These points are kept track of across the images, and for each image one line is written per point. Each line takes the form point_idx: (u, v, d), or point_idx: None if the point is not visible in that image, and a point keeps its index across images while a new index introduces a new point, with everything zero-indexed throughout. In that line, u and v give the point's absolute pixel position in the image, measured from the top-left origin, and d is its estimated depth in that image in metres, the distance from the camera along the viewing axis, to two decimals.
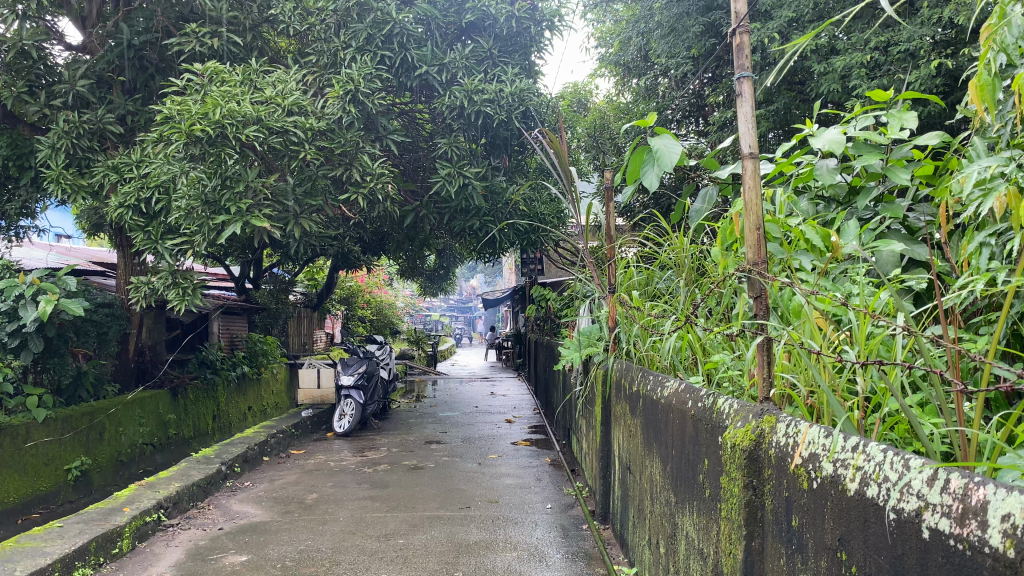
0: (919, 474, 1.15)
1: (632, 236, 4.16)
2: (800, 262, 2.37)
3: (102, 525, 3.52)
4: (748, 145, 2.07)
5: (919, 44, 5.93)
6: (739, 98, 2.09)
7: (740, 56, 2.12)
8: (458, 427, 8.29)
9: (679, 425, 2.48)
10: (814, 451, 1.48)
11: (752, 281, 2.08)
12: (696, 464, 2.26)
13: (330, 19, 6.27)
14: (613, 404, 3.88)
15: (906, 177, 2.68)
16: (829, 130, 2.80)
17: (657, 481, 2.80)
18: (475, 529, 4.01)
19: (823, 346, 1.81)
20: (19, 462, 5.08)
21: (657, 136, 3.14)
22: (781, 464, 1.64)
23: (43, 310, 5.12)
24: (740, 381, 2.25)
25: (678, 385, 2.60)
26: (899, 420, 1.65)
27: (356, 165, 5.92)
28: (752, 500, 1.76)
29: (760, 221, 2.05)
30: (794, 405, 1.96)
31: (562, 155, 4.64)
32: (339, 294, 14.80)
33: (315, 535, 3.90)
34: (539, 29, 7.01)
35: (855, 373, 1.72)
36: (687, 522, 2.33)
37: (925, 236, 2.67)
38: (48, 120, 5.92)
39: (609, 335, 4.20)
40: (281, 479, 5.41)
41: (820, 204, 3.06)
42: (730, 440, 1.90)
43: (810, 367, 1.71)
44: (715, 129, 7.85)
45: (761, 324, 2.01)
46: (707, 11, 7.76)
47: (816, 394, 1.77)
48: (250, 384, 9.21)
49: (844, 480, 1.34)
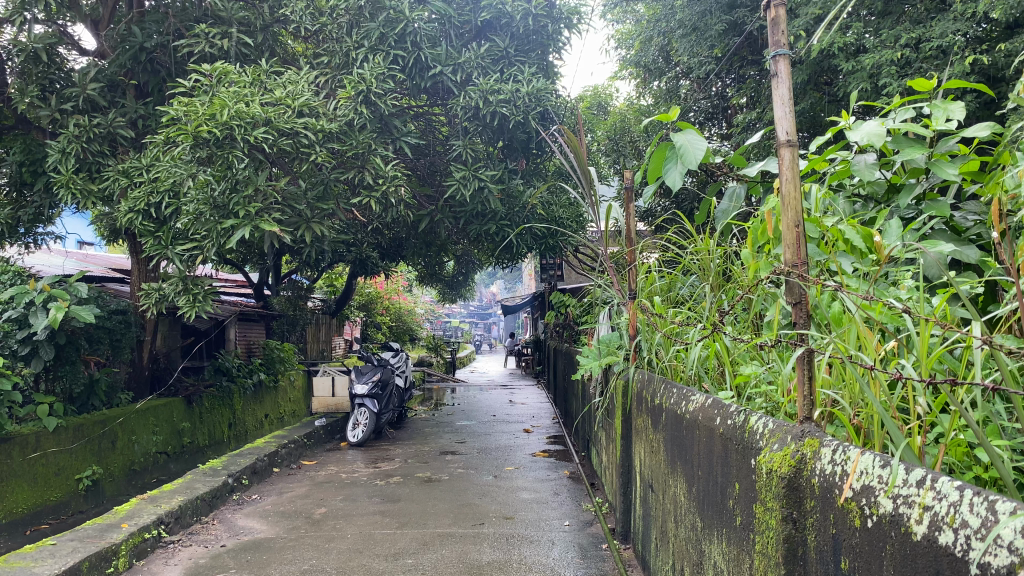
0: (1011, 524, 0.92)
1: (654, 238, 3.95)
2: (840, 265, 2.16)
3: (97, 543, 3.39)
4: (784, 132, 1.85)
5: (952, 40, 5.67)
6: (774, 80, 1.86)
7: (775, 33, 1.88)
8: (476, 437, 8.12)
9: (706, 445, 2.25)
10: (868, 483, 1.26)
11: (789, 285, 1.85)
12: (726, 488, 2.04)
13: (342, 18, 6.14)
14: (635, 417, 3.64)
15: (954, 173, 2.45)
16: (867, 123, 2.57)
17: (681, 502, 2.59)
18: (488, 548, 3.82)
19: (871, 357, 1.59)
20: (29, 473, 5.00)
21: (679, 132, 2.94)
22: (826, 496, 1.42)
23: (54, 317, 4.96)
24: (775, 396, 2.02)
25: (704, 400, 2.39)
26: (958, 442, 1.44)
27: (369, 168, 5.75)
28: (791, 536, 1.54)
29: (799, 217, 1.82)
30: (837, 424, 1.72)
31: (580, 154, 4.44)
32: (358, 300, 14.66)
33: (320, 553, 3.73)
34: (557, 28, 6.81)
35: (910, 391, 1.50)
36: (715, 551, 2.12)
37: (975, 235, 2.45)
38: (59, 124, 5.87)
39: (630, 344, 3.95)
40: (290, 492, 5.27)
41: (857, 203, 2.83)
42: (765, 465, 1.68)
43: (859, 381, 1.48)
44: (739, 131, 7.63)
45: (800, 334, 1.78)
46: (730, 9, 7.52)
47: (864, 413, 1.54)
48: (266, 391, 9.11)
49: (908, 522, 1.12)
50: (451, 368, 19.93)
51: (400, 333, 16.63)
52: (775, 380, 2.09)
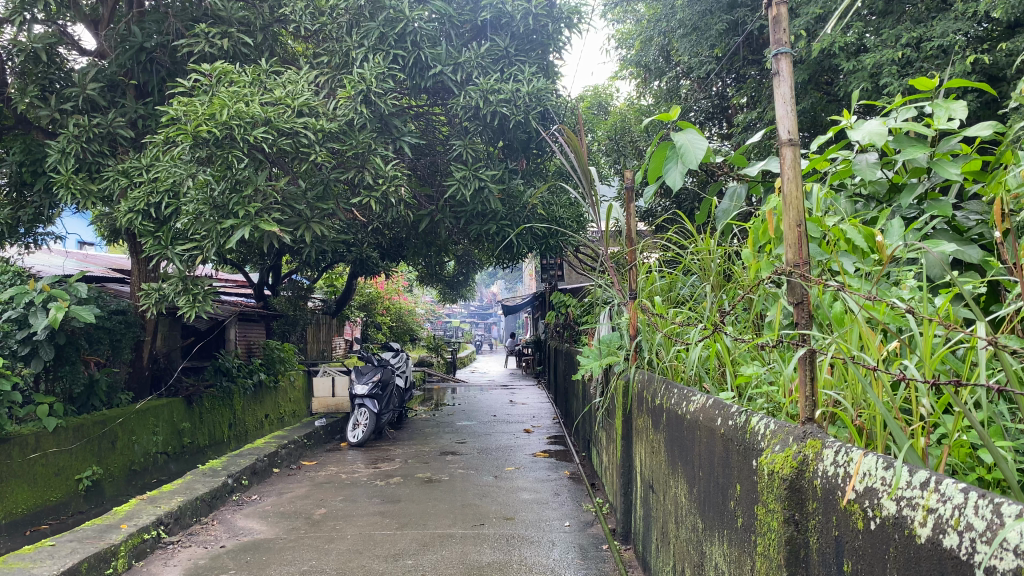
0: (1017, 527, 0.91)
1: (654, 238, 3.93)
2: (841, 265, 2.15)
3: (96, 544, 3.38)
4: (787, 130, 1.83)
5: (953, 40, 5.66)
6: (776, 78, 1.85)
7: (777, 31, 1.87)
8: (477, 437, 8.11)
9: (707, 446, 2.25)
10: (871, 485, 1.25)
11: (791, 285, 1.84)
12: (727, 490, 2.03)
13: (342, 18, 6.13)
14: (635, 417, 3.63)
15: (956, 172, 2.43)
16: (869, 122, 2.56)
17: (682, 503, 2.58)
18: (489, 549, 3.81)
19: (873, 357, 1.57)
20: (29, 473, 4.99)
21: (680, 131, 2.93)
22: (829, 497, 1.41)
23: (54, 317, 4.95)
24: (777, 397, 2.01)
25: (705, 400, 2.38)
26: (961, 443, 1.42)
27: (369, 168, 5.74)
28: (793, 537, 1.53)
29: (801, 217, 1.80)
30: (839, 425, 1.71)
31: (580, 154, 4.43)
32: (358, 301, 14.65)
33: (320, 554, 3.72)
34: (557, 27, 6.80)
35: (913, 391, 1.48)
36: (716, 552, 2.11)
37: (977, 235, 2.43)
38: (59, 124, 5.86)
39: (630, 344, 3.94)
40: (290, 493, 5.26)
41: (859, 203, 2.81)
42: (767, 466, 1.66)
43: (862, 381, 1.47)
44: (740, 130, 7.62)
45: (802, 334, 1.77)
46: (731, 9, 7.51)
47: (867, 414, 1.53)
48: (266, 392, 9.10)
49: (912, 525, 1.11)
50: (451, 368, 19.94)
51: (401, 333, 16.62)
52: (776, 380, 2.08)
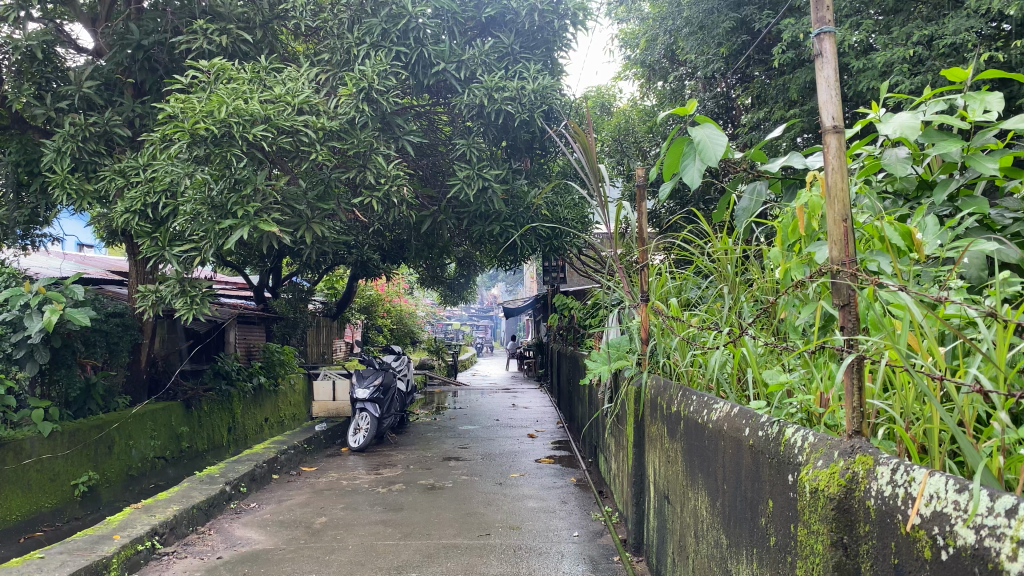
0: None
1: (666, 239, 3.78)
2: (878, 266, 2.00)
3: (86, 556, 3.25)
4: (831, 117, 1.69)
5: (967, 36, 5.51)
6: (819, 60, 1.72)
7: (818, 8, 1.73)
8: (479, 442, 7.96)
9: (733, 457, 2.10)
10: (941, 510, 1.11)
11: (836, 286, 1.68)
12: (757, 505, 1.89)
13: (343, 14, 6.00)
14: (648, 425, 3.50)
15: (994, 167, 2.28)
16: (899, 115, 2.40)
17: (702, 516, 2.44)
18: (496, 561, 3.67)
19: (934, 364, 1.42)
20: (24, 480, 4.86)
21: (698, 126, 2.78)
22: (885, 521, 1.27)
23: (48, 319, 4.81)
24: (812, 405, 1.86)
25: (729, 408, 2.24)
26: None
27: (370, 167, 5.59)
28: (842, 563, 1.39)
29: (848, 211, 1.66)
30: (887, 438, 1.55)
31: (587, 152, 4.27)
32: (359, 303, 14.52)
33: (320, 566, 3.58)
34: (562, 24, 6.67)
35: (977, 403, 1.34)
36: (744, 571, 1.98)
37: (1013, 234, 2.29)
38: (54, 123, 5.72)
39: (642, 348, 3.80)
40: (289, 500, 5.12)
41: (886, 200, 2.67)
42: (809, 483, 1.52)
43: (923, 390, 1.32)
44: (746, 130, 7.50)
45: (849, 339, 1.62)
46: (738, 7, 7.39)
47: (924, 426, 1.38)
48: (266, 395, 8.98)
49: (998, 557, 0.98)
50: (451, 370, 19.76)
51: (401, 336, 16.45)
52: (810, 388, 1.94)
